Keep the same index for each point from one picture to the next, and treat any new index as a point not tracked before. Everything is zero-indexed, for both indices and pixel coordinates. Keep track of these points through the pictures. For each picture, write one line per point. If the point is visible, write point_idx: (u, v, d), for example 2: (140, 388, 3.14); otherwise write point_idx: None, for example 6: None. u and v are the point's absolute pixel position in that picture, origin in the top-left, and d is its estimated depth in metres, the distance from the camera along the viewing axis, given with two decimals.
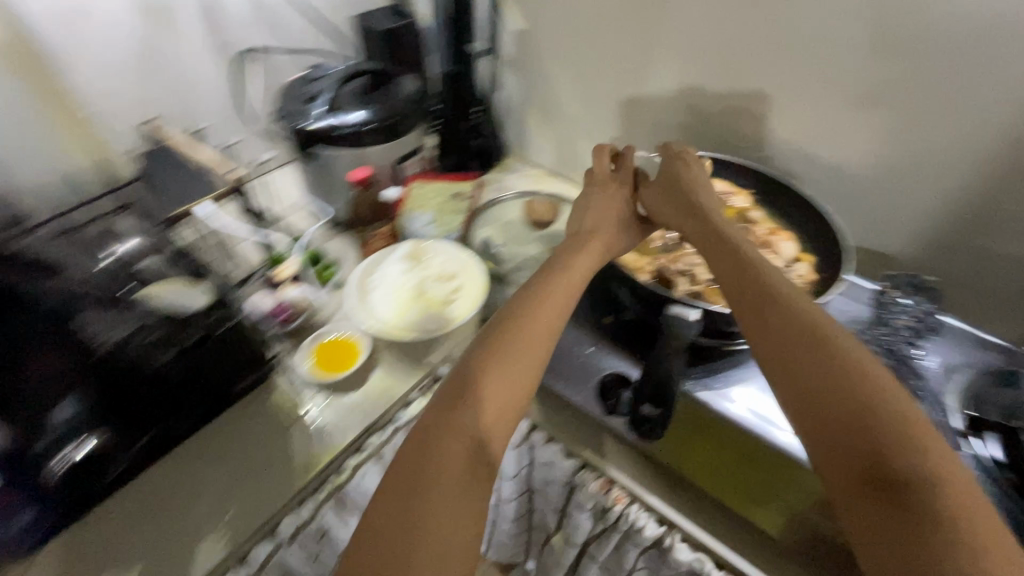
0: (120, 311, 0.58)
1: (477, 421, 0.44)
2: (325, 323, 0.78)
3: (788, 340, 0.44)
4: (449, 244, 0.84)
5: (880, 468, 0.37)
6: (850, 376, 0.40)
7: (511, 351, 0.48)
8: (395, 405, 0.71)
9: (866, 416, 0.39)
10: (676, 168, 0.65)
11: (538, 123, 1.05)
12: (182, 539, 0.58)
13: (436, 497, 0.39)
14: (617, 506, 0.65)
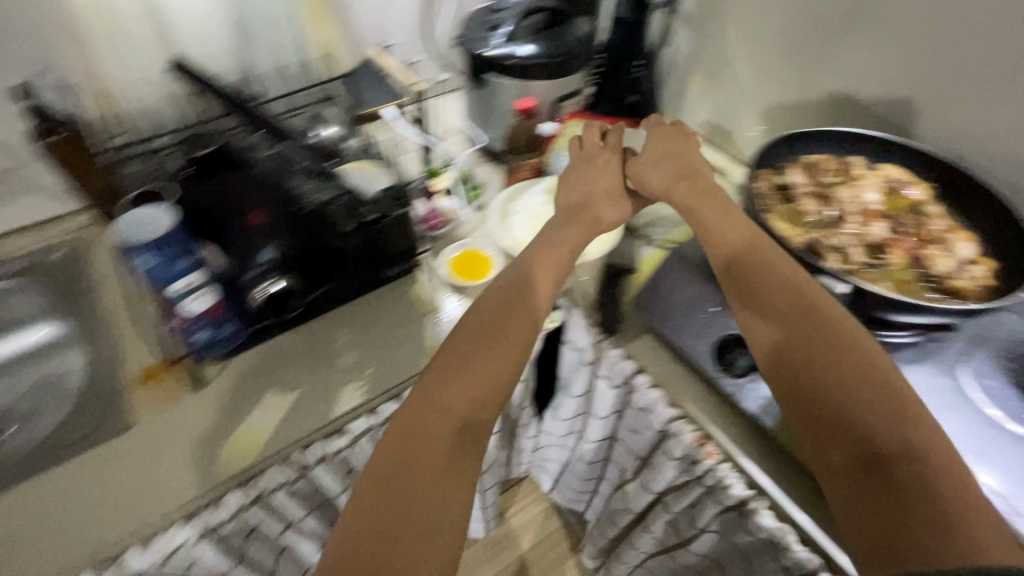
0: (318, 180, 0.68)
1: (468, 396, 0.51)
2: (465, 237, 0.85)
3: (780, 341, 0.53)
4: None
5: (867, 464, 0.46)
6: (838, 383, 0.49)
7: (502, 322, 0.57)
8: None
9: (857, 423, 0.47)
10: (648, 154, 0.76)
11: (701, 85, 1.03)
12: (333, 384, 0.70)
13: (434, 472, 0.46)
14: (709, 461, 0.67)
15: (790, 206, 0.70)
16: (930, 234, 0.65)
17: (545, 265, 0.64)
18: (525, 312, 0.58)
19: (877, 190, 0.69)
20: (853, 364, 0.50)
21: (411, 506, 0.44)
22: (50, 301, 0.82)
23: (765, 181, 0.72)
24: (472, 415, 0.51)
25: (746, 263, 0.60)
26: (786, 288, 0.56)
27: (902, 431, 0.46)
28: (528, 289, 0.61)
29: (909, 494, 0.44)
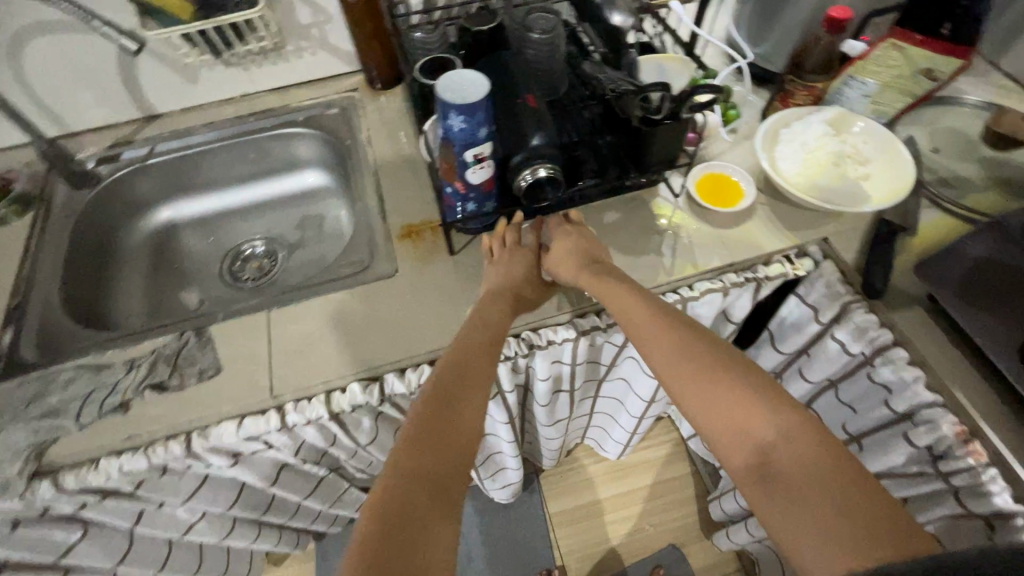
0: (613, 71, 0.69)
1: (442, 439, 0.49)
2: (715, 159, 0.79)
3: (704, 403, 0.51)
4: (881, 127, 0.76)
5: (775, 482, 0.45)
6: (731, 406, 0.49)
7: (459, 349, 0.58)
8: (759, 257, 0.72)
9: (757, 439, 0.48)
10: (566, 248, 0.68)
11: None
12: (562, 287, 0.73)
13: (423, 514, 0.43)
14: (969, 460, 0.59)
15: None
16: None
17: (506, 291, 0.66)
18: (484, 341, 0.60)
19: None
20: (744, 395, 0.50)
21: (409, 531, 0.42)
22: (327, 150, 0.93)
23: None
24: (459, 446, 0.49)
25: (647, 323, 0.58)
26: (689, 342, 0.55)
27: (801, 449, 0.46)
28: (486, 315, 0.63)
29: (835, 506, 0.43)
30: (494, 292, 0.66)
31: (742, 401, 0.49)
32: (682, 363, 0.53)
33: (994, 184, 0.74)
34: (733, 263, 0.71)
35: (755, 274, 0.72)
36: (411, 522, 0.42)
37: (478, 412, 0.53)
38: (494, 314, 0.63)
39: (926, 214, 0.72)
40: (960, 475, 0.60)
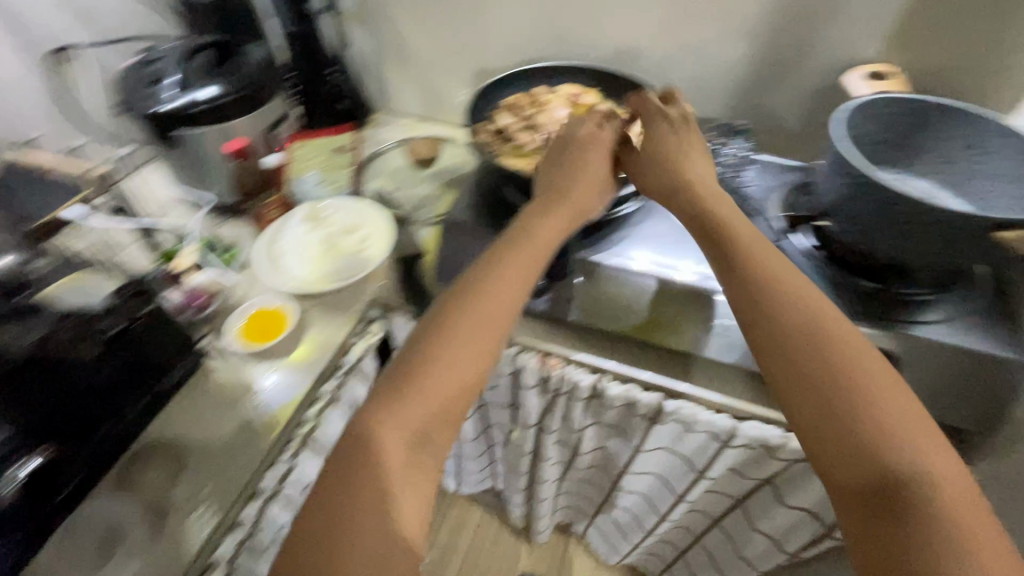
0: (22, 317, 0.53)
1: (435, 387, 0.49)
2: (244, 300, 0.79)
3: (826, 371, 0.46)
4: (346, 198, 0.88)
5: (891, 482, 0.41)
6: (868, 401, 0.44)
7: (513, 260, 0.58)
8: (337, 352, 0.76)
9: (879, 439, 0.42)
10: (654, 149, 0.70)
11: (396, 73, 1.10)
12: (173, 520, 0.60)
13: (394, 474, 0.45)
14: (556, 371, 0.75)
15: (510, 141, 0.80)
16: (609, 125, 0.82)
17: (573, 191, 0.67)
18: (503, 304, 0.54)
19: (565, 107, 0.84)
20: (886, 395, 0.44)
21: (374, 478, 0.44)
22: None
23: (486, 131, 0.81)
24: (439, 399, 0.48)
25: (789, 282, 0.52)
26: (836, 330, 0.48)
27: (928, 463, 0.41)
28: (543, 238, 0.61)
29: (938, 517, 0.39)
30: (574, 187, 0.67)
31: (885, 395, 0.44)
32: (806, 330, 0.48)
33: (444, 189, 0.97)
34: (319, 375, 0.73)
35: (344, 368, 0.77)
36: (359, 488, 0.43)
37: (481, 359, 0.51)
38: (523, 271, 0.57)
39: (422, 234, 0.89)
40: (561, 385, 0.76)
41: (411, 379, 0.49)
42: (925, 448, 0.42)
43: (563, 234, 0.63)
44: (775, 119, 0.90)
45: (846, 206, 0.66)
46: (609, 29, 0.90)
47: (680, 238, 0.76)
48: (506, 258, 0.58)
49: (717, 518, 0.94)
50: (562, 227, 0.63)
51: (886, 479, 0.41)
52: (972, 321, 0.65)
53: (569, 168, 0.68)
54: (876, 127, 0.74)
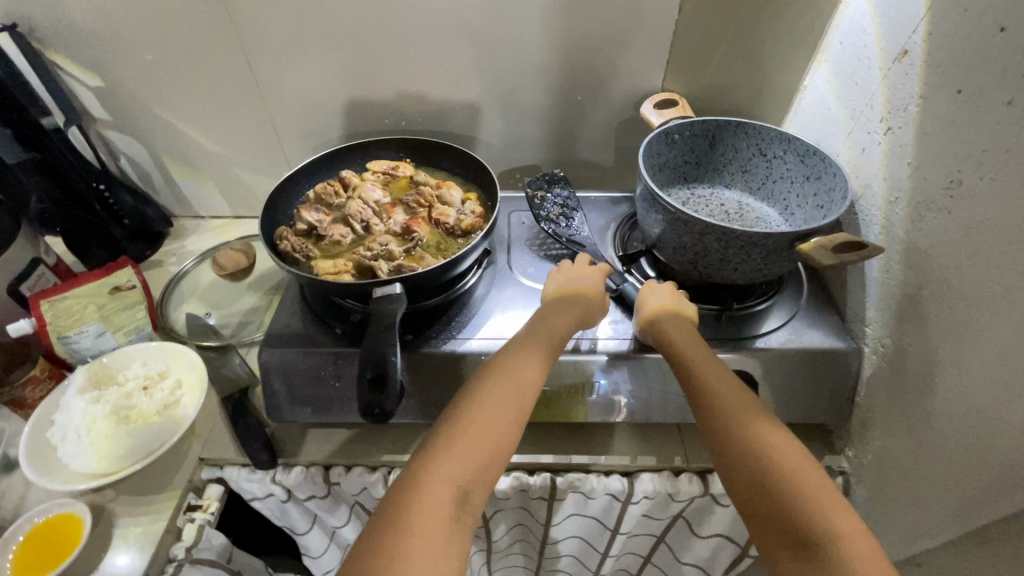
0: None
1: (471, 452, 0.48)
2: (15, 518, 0.61)
3: (760, 423, 0.49)
4: (141, 344, 0.73)
5: (806, 534, 0.43)
6: (799, 455, 0.47)
7: (534, 338, 0.59)
8: (161, 546, 0.61)
9: (810, 493, 0.44)
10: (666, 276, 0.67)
11: (186, 177, 0.96)
12: None
13: (433, 537, 0.42)
14: None
15: (323, 239, 0.71)
16: (430, 197, 0.76)
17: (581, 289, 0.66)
18: (515, 409, 0.52)
19: (378, 188, 0.78)
20: (811, 462, 0.47)
21: (416, 533, 0.42)
22: None
23: (290, 234, 0.70)
24: (473, 467, 0.47)
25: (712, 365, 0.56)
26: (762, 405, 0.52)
27: (851, 522, 0.43)
28: (564, 321, 0.62)
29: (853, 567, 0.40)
30: (576, 293, 0.65)
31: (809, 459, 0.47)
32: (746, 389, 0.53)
33: (269, 299, 0.86)
34: None
35: (176, 561, 0.61)
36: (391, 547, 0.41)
37: (512, 436, 0.51)
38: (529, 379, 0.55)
39: (253, 356, 0.79)
40: None
41: (450, 447, 0.48)
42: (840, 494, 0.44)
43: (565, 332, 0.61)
44: (591, 154, 0.91)
45: (668, 240, 0.66)
46: (405, 96, 0.86)
47: (534, 303, 0.72)
48: (515, 362, 0.56)
49: (645, 558, 0.91)
50: (576, 309, 0.63)
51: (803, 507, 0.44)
52: (803, 318, 0.68)
53: (565, 291, 0.66)
54: (673, 154, 0.78)
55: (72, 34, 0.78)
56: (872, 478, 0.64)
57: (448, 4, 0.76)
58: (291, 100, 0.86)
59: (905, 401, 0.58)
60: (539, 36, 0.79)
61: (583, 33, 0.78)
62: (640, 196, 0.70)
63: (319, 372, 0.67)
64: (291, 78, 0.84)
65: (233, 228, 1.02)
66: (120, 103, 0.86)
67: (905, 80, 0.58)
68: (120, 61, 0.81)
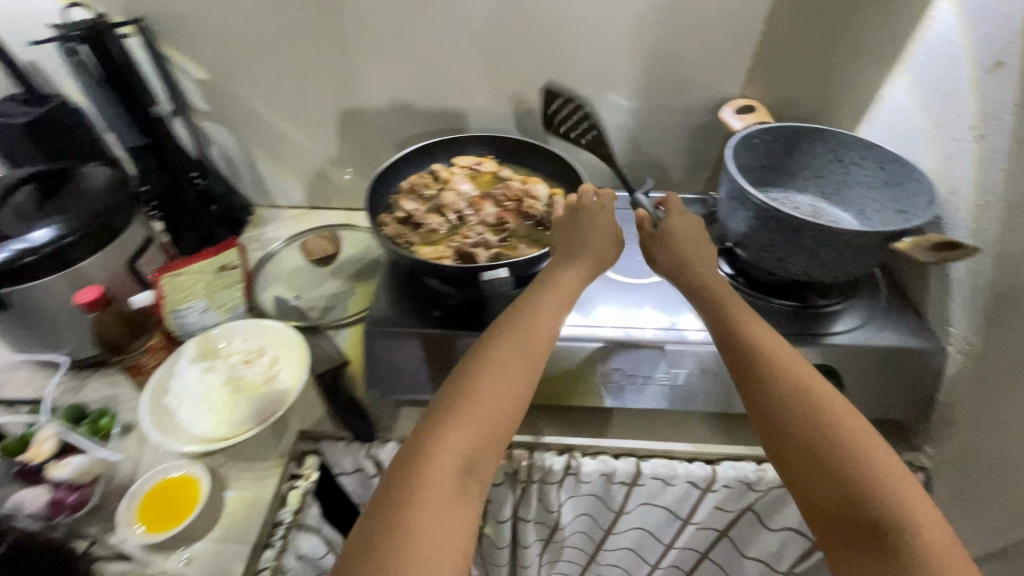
0: None
1: (481, 420, 0.48)
2: (135, 477, 0.65)
3: (800, 398, 0.49)
4: (242, 320, 0.76)
5: (863, 517, 0.44)
6: (846, 427, 0.47)
7: (543, 302, 0.59)
8: (271, 509, 0.64)
9: (864, 473, 0.45)
10: (680, 228, 0.68)
11: (273, 168, 1.01)
12: None
13: (439, 506, 0.43)
14: (524, 463, 0.70)
15: (420, 227, 0.75)
16: (519, 191, 0.80)
17: (593, 238, 0.66)
18: (517, 377, 0.52)
19: (467, 181, 0.82)
20: (858, 434, 0.47)
21: (425, 503, 0.43)
22: None
23: (391, 221, 0.75)
24: (478, 435, 0.47)
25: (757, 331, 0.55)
26: (802, 369, 0.51)
27: (899, 497, 0.44)
28: (565, 285, 0.61)
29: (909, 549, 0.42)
30: (581, 241, 0.65)
31: (861, 430, 0.47)
32: (788, 360, 0.52)
33: (354, 285, 0.90)
34: (254, 544, 0.60)
35: (283, 524, 0.65)
36: (398, 517, 0.42)
37: (519, 400, 0.51)
38: (530, 344, 0.54)
39: (341, 338, 0.82)
40: (532, 471, 0.71)
41: (454, 416, 0.48)
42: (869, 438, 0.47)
43: (570, 294, 0.61)
44: (664, 156, 0.95)
45: (756, 238, 0.70)
46: (491, 97, 0.90)
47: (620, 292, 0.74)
48: (516, 328, 0.55)
49: (704, 553, 0.92)
50: (582, 273, 0.63)
51: (837, 461, 0.46)
52: (879, 319, 0.70)
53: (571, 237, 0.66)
54: (752, 157, 0.81)
55: (187, 29, 0.83)
56: (954, 475, 0.66)
57: (541, 10, 0.81)
58: (383, 98, 0.91)
59: (994, 397, 0.60)
60: (626, 43, 0.83)
61: (668, 41, 0.82)
62: (724, 195, 0.74)
63: (419, 353, 0.70)
64: (386, 77, 0.88)
65: (311, 217, 1.06)
66: (222, 95, 0.91)
67: (999, 89, 0.60)
68: (227, 56, 0.86)
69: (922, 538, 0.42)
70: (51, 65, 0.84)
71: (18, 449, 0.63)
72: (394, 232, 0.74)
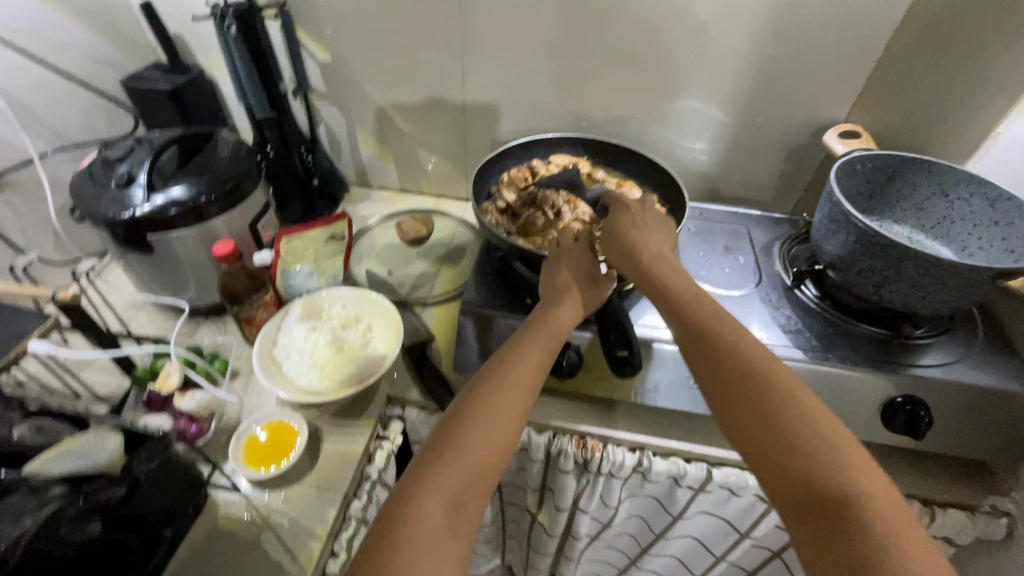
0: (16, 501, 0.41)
1: (470, 460, 0.47)
2: (242, 418, 0.71)
3: (756, 392, 0.48)
4: (342, 287, 0.82)
5: (822, 505, 0.42)
6: (797, 413, 0.46)
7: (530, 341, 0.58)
8: (361, 464, 0.68)
9: (820, 460, 0.43)
10: (625, 218, 0.67)
11: (373, 149, 1.07)
12: None
13: (426, 542, 0.42)
14: (597, 455, 0.72)
15: (518, 218, 0.80)
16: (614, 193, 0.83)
17: (569, 279, 0.65)
18: (505, 411, 0.50)
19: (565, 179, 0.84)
20: (814, 421, 0.45)
21: (414, 546, 0.41)
22: None
23: (492, 210, 0.81)
24: (466, 473, 0.46)
25: (708, 322, 0.54)
26: (756, 357, 0.50)
27: (860, 480, 0.42)
28: (553, 322, 0.60)
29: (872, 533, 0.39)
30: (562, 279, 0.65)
31: (812, 411, 0.46)
32: (742, 349, 0.51)
33: (441, 267, 0.94)
34: (345, 494, 0.65)
35: (371, 479, 0.70)
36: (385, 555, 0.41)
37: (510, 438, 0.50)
38: (518, 381, 0.53)
39: (428, 316, 0.86)
40: (603, 464, 0.73)
41: (441, 455, 0.47)
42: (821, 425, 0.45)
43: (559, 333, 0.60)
44: (755, 173, 0.96)
45: (853, 262, 0.70)
46: (592, 101, 0.94)
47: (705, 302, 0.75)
48: (509, 365, 0.55)
49: (754, 573, 0.92)
50: (570, 309, 0.62)
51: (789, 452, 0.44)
52: (974, 358, 0.69)
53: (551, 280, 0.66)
54: (854, 182, 0.81)
55: (320, 16, 0.90)
56: None
57: (656, 21, 0.83)
58: (488, 93, 0.96)
59: None
60: (735, 59, 0.84)
61: (778, 60, 0.83)
62: (822, 216, 0.75)
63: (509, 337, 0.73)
64: (492, 72, 0.92)
65: (401, 200, 1.12)
66: (340, 78, 0.97)
67: None
68: (352, 42, 0.92)
69: (861, 492, 0.41)
70: (197, 39, 0.92)
71: (148, 379, 0.70)
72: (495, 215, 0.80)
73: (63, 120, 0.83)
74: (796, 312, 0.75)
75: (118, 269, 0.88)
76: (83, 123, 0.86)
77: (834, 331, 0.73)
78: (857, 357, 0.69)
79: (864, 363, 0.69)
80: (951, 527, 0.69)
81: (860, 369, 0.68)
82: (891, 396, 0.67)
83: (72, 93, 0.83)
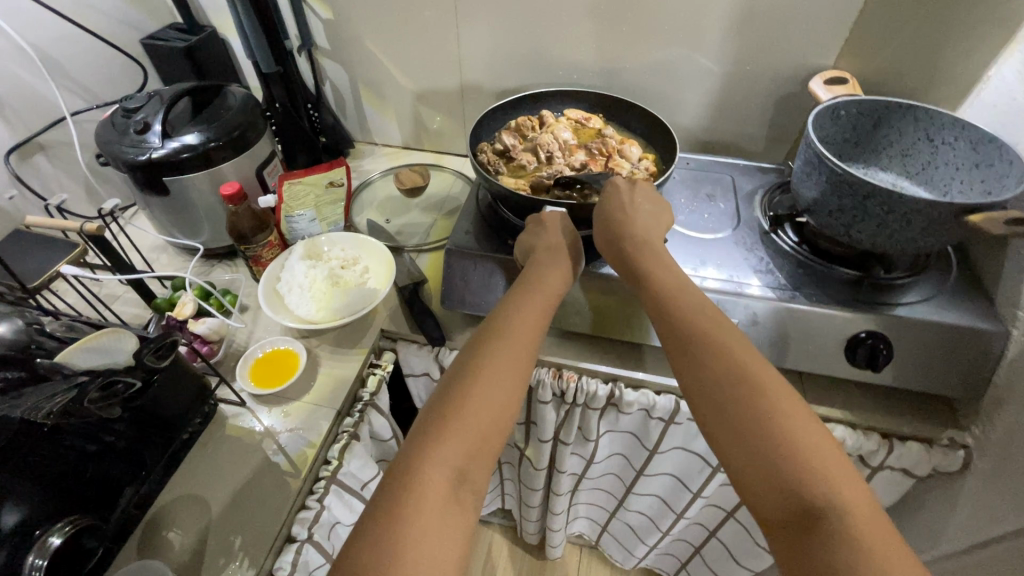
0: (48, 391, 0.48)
1: (474, 429, 0.46)
2: (249, 345, 0.79)
3: (730, 386, 0.48)
4: (340, 232, 0.88)
5: (801, 508, 0.41)
6: (777, 405, 0.46)
7: (533, 310, 0.59)
8: (354, 386, 0.75)
9: (791, 455, 0.43)
10: (609, 201, 0.71)
11: (376, 106, 1.12)
12: (173, 556, 0.58)
13: (436, 510, 0.41)
14: (572, 384, 0.77)
15: (512, 160, 0.84)
16: (612, 148, 0.85)
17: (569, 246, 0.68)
18: (502, 381, 0.50)
19: (568, 130, 0.88)
20: (790, 416, 0.45)
21: (421, 514, 0.40)
22: None
23: (489, 150, 0.85)
24: (473, 439, 0.46)
25: (692, 316, 0.55)
26: (736, 350, 0.50)
27: (835, 477, 0.42)
28: (552, 286, 0.63)
29: (847, 532, 0.39)
30: (557, 242, 0.68)
31: (795, 406, 0.46)
32: (729, 342, 0.51)
33: (436, 218, 0.99)
34: (339, 410, 0.72)
35: (363, 401, 0.75)
36: (390, 521, 0.40)
37: (511, 411, 0.50)
38: (515, 352, 0.53)
39: (421, 260, 0.91)
40: (579, 394, 0.78)
41: (446, 423, 0.46)
42: (794, 417, 0.45)
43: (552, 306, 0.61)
44: (744, 124, 0.97)
45: (831, 205, 0.71)
46: (584, 54, 0.96)
47: (700, 245, 0.79)
48: (508, 335, 0.55)
49: (730, 511, 0.97)
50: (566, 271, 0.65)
51: (757, 438, 0.44)
52: (945, 297, 0.71)
53: (546, 244, 0.69)
54: (838, 131, 0.81)
55: None
56: (995, 455, 0.67)
57: None
58: (483, 47, 0.98)
59: None
60: (722, 7, 0.85)
61: (764, 8, 0.84)
62: (800, 163, 0.75)
63: (491, 275, 0.77)
64: (486, 27, 0.95)
65: (404, 155, 1.17)
66: (342, 36, 1.02)
67: None
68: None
69: (836, 492, 0.41)
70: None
71: (166, 307, 0.78)
72: (490, 154, 0.84)
73: (90, 76, 0.90)
74: (771, 255, 0.77)
75: (143, 215, 0.96)
76: (108, 79, 0.93)
77: (808, 274, 0.75)
78: (827, 297, 0.71)
79: (834, 303, 0.70)
80: (903, 459, 0.74)
81: (830, 307, 0.70)
82: (856, 332, 0.70)
83: (97, 50, 0.90)
